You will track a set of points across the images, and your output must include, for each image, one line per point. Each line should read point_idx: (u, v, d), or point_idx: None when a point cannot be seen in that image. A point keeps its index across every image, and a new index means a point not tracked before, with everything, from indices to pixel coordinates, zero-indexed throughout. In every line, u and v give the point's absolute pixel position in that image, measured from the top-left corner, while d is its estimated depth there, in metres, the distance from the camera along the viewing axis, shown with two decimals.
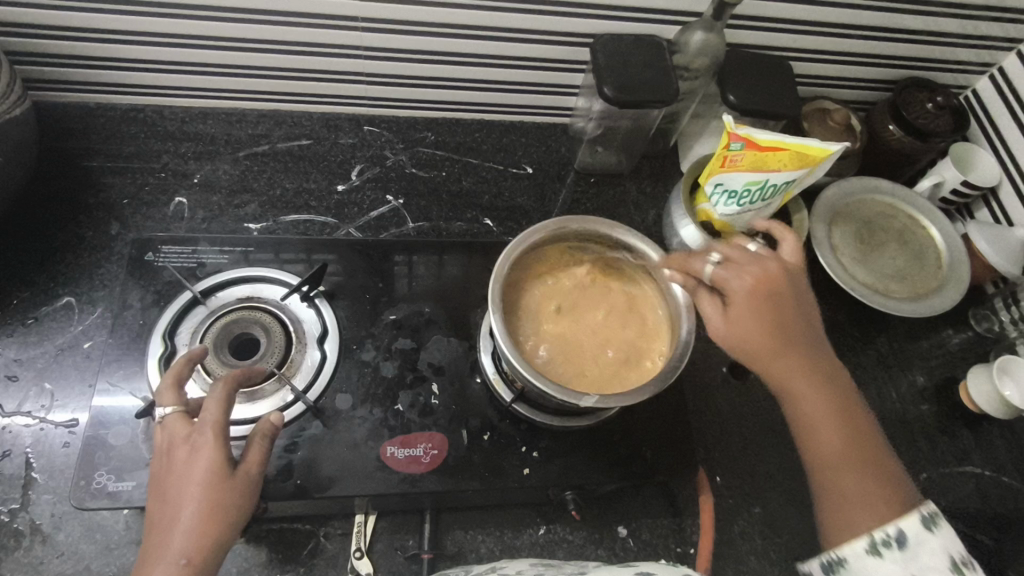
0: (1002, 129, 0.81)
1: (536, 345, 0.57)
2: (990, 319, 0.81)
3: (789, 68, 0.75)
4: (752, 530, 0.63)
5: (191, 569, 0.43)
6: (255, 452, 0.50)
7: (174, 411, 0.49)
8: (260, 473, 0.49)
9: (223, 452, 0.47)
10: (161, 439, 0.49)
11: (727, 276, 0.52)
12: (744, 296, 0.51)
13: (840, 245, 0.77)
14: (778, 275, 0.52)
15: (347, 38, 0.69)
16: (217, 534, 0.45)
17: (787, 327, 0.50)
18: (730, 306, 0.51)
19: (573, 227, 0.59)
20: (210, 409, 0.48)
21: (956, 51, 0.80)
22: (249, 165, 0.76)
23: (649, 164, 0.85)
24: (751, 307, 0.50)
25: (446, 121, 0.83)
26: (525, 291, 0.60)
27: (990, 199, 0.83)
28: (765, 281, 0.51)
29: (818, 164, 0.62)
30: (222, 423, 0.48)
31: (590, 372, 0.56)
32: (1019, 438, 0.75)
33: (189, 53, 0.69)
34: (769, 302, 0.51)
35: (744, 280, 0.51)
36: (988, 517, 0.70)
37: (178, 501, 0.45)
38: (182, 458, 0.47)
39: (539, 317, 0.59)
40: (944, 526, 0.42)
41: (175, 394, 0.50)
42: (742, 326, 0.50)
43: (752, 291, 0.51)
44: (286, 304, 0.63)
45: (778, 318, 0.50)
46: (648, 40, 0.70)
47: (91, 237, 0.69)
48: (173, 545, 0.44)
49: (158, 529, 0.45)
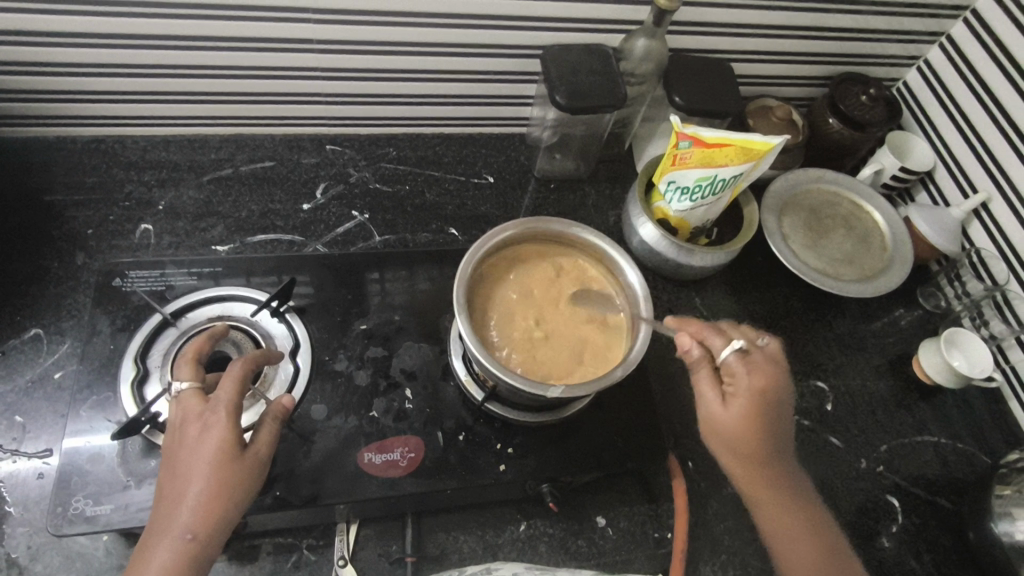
0: (932, 116, 0.86)
1: (507, 343, 0.59)
2: (937, 295, 0.85)
3: (729, 68, 0.79)
4: (725, 510, 0.66)
5: (196, 544, 0.46)
6: (266, 432, 0.51)
7: (190, 386, 0.51)
8: (269, 455, 0.51)
9: (234, 431, 0.49)
10: (175, 414, 0.51)
11: (737, 371, 0.55)
12: (746, 398, 0.54)
13: (791, 233, 0.81)
14: (781, 383, 0.55)
15: (304, 60, 0.71)
16: (223, 513, 0.47)
17: (770, 437, 0.56)
18: (732, 401, 0.55)
19: (532, 227, 0.62)
20: (226, 390, 0.50)
21: (884, 45, 0.85)
22: (214, 189, 0.77)
23: (606, 167, 0.88)
24: (748, 408, 0.54)
25: (407, 137, 0.85)
26: (495, 293, 0.62)
27: (928, 181, 0.88)
28: (769, 389, 0.55)
29: (764, 157, 0.65)
30: (234, 405, 0.50)
31: (557, 361, 0.59)
32: (971, 406, 0.79)
33: (148, 82, 0.71)
34: (767, 413, 0.55)
35: (755, 386, 0.54)
36: (947, 482, 0.73)
37: (188, 477, 0.47)
38: (193, 435, 0.49)
39: (509, 317, 0.61)
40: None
41: (191, 371, 0.53)
42: (730, 422, 0.54)
43: (755, 395, 0.54)
44: (256, 321, 0.65)
45: (766, 428, 0.55)
46: (594, 48, 0.74)
47: (57, 268, 0.70)
48: (181, 520, 0.46)
49: (168, 501, 0.47)
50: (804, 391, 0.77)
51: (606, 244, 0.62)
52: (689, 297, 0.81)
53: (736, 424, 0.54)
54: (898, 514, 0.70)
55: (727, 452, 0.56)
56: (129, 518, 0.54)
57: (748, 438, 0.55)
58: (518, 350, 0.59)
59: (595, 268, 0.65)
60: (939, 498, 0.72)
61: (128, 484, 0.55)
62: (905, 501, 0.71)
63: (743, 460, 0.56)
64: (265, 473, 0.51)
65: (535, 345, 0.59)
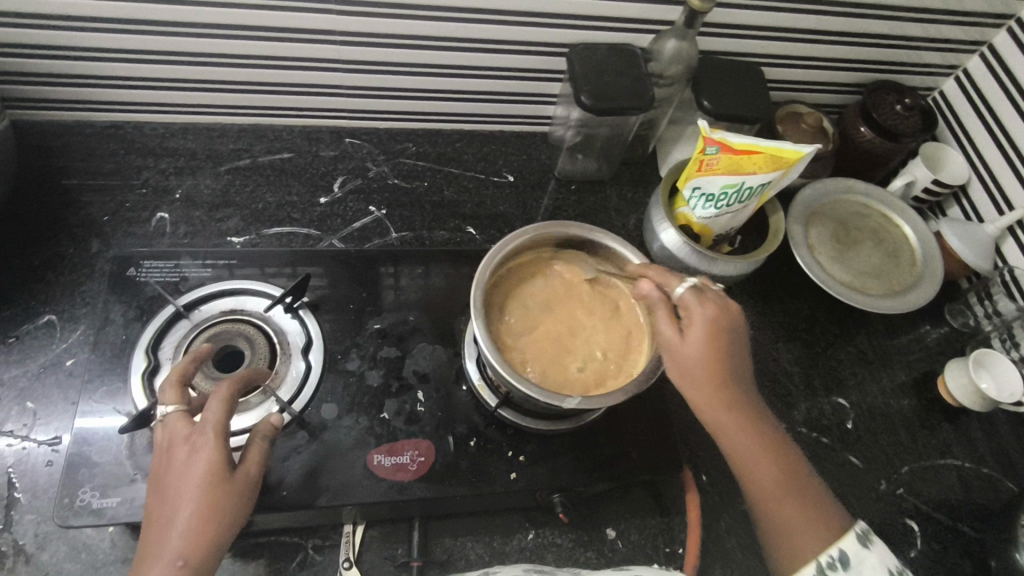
0: (968, 129, 0.84)
1: (521, 352, 0.58)
2: (966, 313, 0.82)
3: (760, 73, 0.76)
4: (739, 527, 0.64)
5: (188, 570, 0.43)
6: (254, 454, 0.50)
7: (174, 410, 0.50)
8: (259, 475, 0.50)
9: (222, 452, 0.48)
10: (160, 439, 0.49)
11: (691, 302, 0.53)
12: (703, 325, 0.52)
13: (817, 244, 0.79)
14: (736, 315, 0.54)
15: (326, 52, 0.70)
16: (216, 535, 0.45)
17: (731, 371, 0.52)
18: (690, 331, 0.52)
19: (549, 233, 0.61)
20: (211, 410, 0.49)
21: (921, 53, 0.82)
22: (231, 179, 0.76)
23: (629, 169, 0.86)
24: (709, 336, 0.51)
25: (427, 132, 0.84)
26: (510, 301, 0.60)
27: (961, 197, 0.85)
28: (724, 317, 0.53)
29: (791, 167, 0.63)
30: (221, 424, 0.49)
31: (574, 373, 0.57)
32: (997, 429, 0.76)
33: (167, 69, 0.70)
34: (722, 337, 0.52)
35: (708, 310, 0.52)
36: (970, 507, 0.71)
37: (177, 502, 0.45)
38: (181, 459, 0.47)
39: (525, 324, 0.59)
40: (878, 543, 0.47)
41: (176, 395, 0.51)
42: (695, 355, 0.51)
43: (710, 321, 0.52)
44: (269, 316, 0.64)
45: (730, 361, 0.52)
46: (621, 48, 0.72)
47: (72, 254, 0.69)
48: (171, 545, 0.44)
49: (155, 530, 0.45)
50: (824, 407, 0.75)
51: (625, 252, 0.61)
52: None
53: (702, 357, 0.51)
54: (917, 538, 0.68)
55: (685, 377, 0.52)
56: (135, 512, 0.53)
57: (709, 372, 0.51)
58: (536, 357, 0.57)
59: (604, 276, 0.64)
60: (960, 524, 0.70)
61: (136, 478, 0.55)
62: (925, 526, 0.69)
63: (705, 391, 0.51)
64: (255, 495, 0.49)
65: (554, 349, 0.58)
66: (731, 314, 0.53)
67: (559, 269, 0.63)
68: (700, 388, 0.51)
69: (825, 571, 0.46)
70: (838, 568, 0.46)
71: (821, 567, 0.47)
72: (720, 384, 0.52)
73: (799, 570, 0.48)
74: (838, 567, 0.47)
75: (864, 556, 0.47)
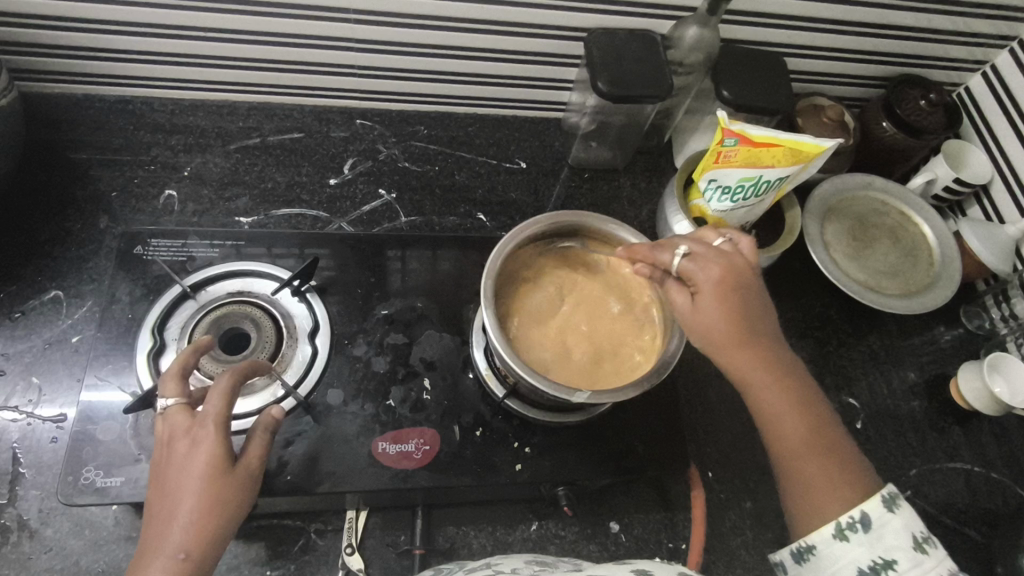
0: (994, 127, 0.81)
1: (535, 352, 0.57)
2: (981, 315, 0.81)
3: (782, 63, 0.74)
4: (743, 524, 0.64)
5: (189, 563, 0.43)
6: (255, 446, 0.49)
7: (175, 402, 0.49)
8: (260, 467, 0.49)
9: (223, 446, 0.47)
10: (162, 430, 0.48)
11: (694, 267, 0.52)
12: (711, 291, 0.51)
13: (833, 242, 0.77)
14: (742, 266, 0.53)
15: (339, 30, 0.69)
16: (217, 528, 0.45)
17: (754, 330, 0.51)
18: (701, 298, 0.51)
19: (544, 225, 0.59)
20: (213, 402, 0.47)
21: (948, 47, 0.80)
22: (240, 158, 0.75)
23: (644, 159, 0.85)
24: (718, 295, 0.51)
25: (440, 115, 0.83)
26: (511, 299, 0.59)
27: (982, 196, 0.83)
28: (731, 275, 0.51)
29: (811, 160, 0.61)
30: (223, 417, 0.47)
31: (594, 363, 0.57)
32: (1008, 434, 0.75)
33: (178, 44, 0.69)
34: (737, 294, 0.51)
35: (712, 271, 0.51)
36: (978, 511, 0.70)
37: (178, 495, 0.45)
38: (182, 453, 0.46)
39: (542, 335, 0.58)
40: (905, 507, 0.45)
41: (176, 387, 0.50)
42: (713, 320, 0.50)
43: (718, 284, 0.51)
44: (276, 299, 0.63)
45: (748, 315, 0.51)
46: (642, 35, 0.70)
47: (79, 230, 0.69)
48: (172, 539, 0.43)
49: (156, 524, 0.44)
50: (833, 406, 0.74)
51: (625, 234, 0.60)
52: None
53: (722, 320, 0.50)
54: None
55: (707, 339, 0.51)
56: (139, 492, 0.53)
57: (729, 326, 0.50)
58: (559, 354, 0.57)
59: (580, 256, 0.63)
60: (967, 528, 0.69)
61: (140, 458, 0.54)
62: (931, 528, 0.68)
63: (732, 349, 0.51)
64: (257, 487, 0.49)
65: (597, 350, 0.58)
66: (742, 272, 0.52)
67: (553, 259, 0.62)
68: (726, 347, 0.51)
69: (843, 531, 0.45)
70: (859, 530, 0.45)
71: (840, 526, 0.46)
72: (746, 341, 0.51)
73: (818, 527, 0.47)
74: (858, 529, 0.45)
75: (888, 519, 0.45)
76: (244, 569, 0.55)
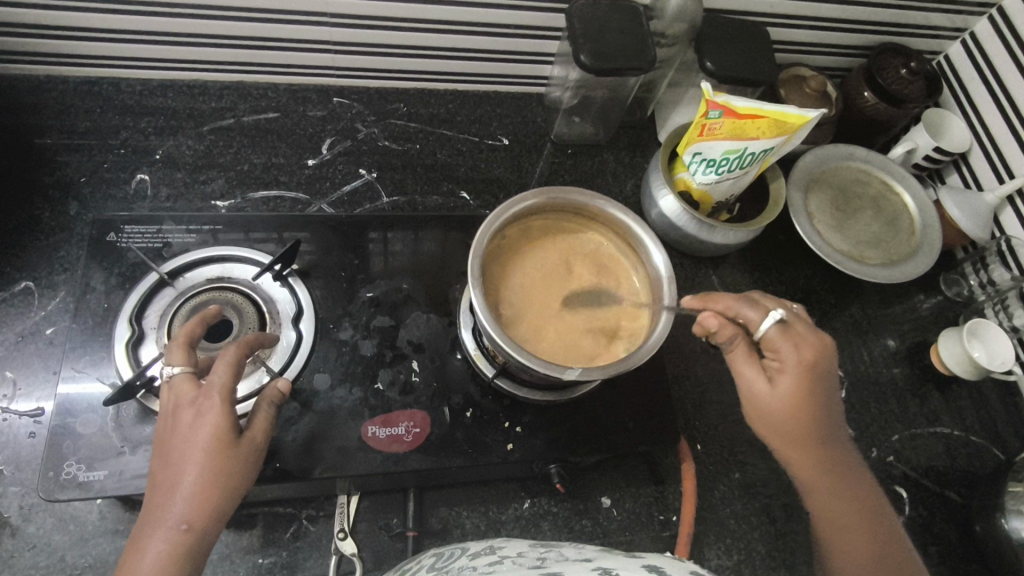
0: (972, 94, 0.82)
1: (545, 343, 0.56)
2: (960, 284, 0.82)
3: (765, 32, 0.73)
4: (732, 494, 0.65)
5: (191, 535, 0.44)
6: (258, 421, 0.49)
7: (182, 371, 0.48)
8: (265, 441, 0.49)
9: (229, 419, 0.46)
10: (166, 399, 0.47)
11: (780, 344, 0.51)
12: (794, 370, 0.50)
13: (816, 213, 0.78)
14: (825, 351, 0.52)
15: (310, 4, 0.66)
16: (218, 502, 0.45)
17: (829, 428, 0.52)
18: (781, 379, 0.51)
19: (512, 211, 0.57)
20: (221, 372, 0.47)
21: (928, 15, 0.80)
22: (214, 140, 0.73)
23: (627, 133, 0.84)
24: (794, 380, 0.50)
25: (420, 92, 0.81)
26: (502, 293, 0.58)
27: (961, 164, 0.84)
28: (818, 362, 0.51)
29: (796, 131, 0.60)
30: (229, 388, 0.47)
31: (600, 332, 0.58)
32: (986, 399, 0.77)
33: (142, 20, 0.66)
34: (817, 383, 0.51)
35: (803, 356, 0.50)
36: (956, 474, 0.72)
37: (181, 466, 0.45)
38: (187, 423, 0.46)
39: (544, 324, 0.57)
40: None
41: (184, 356, 0.49)
42: (776, 400, 0.51)
43: (801, 366, 0.50)
44: (258, 284, 0.62)
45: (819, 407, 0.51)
46: (624, 3, 0.69)
47: (47, 218, 0.66)
48: (175, 509, 0.44)
49: (160, 491, 0.45)
50: None
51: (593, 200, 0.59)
52: (706, 275, 0.78)
53: (787, 409, 0.50)
54: (906, 504, 0.69)
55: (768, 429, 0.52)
56: (124, 484, 0.52)
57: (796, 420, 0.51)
58: (568, 337, 0.57)
59: (568, 226, 0.62)
60: (947, 491, 0.71)
61: (123, 451, 0.53)
62: (912, 492, 0.70)
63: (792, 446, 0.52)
64: (261, 460, 0.48)
65: (584, 320, 0.58)
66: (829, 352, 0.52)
67: (524, 243, 0.61)
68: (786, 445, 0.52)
69: None
70: None
71: None
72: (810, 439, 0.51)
73: None
74: None
75: None
76: (236, 558, 0.55)
